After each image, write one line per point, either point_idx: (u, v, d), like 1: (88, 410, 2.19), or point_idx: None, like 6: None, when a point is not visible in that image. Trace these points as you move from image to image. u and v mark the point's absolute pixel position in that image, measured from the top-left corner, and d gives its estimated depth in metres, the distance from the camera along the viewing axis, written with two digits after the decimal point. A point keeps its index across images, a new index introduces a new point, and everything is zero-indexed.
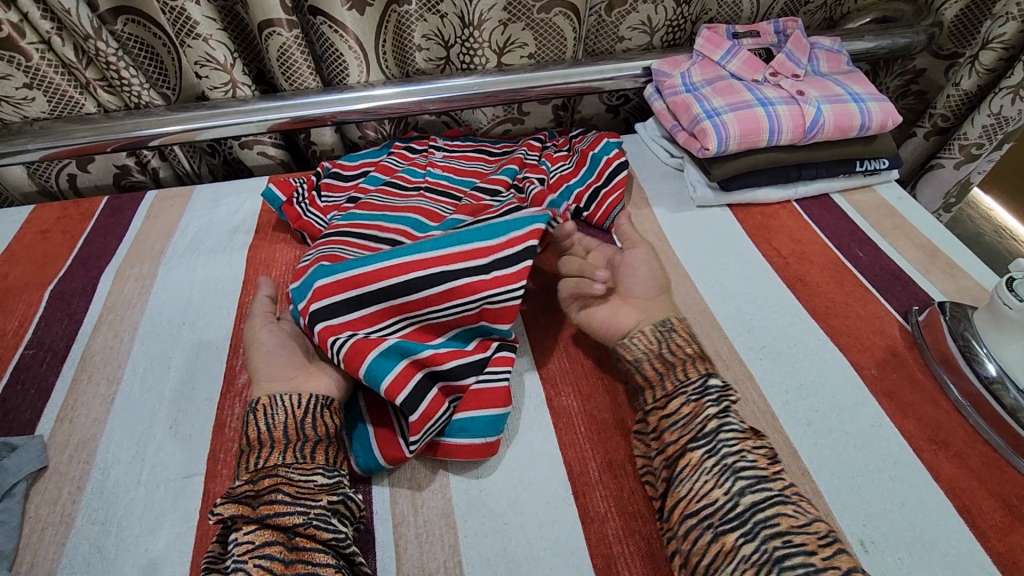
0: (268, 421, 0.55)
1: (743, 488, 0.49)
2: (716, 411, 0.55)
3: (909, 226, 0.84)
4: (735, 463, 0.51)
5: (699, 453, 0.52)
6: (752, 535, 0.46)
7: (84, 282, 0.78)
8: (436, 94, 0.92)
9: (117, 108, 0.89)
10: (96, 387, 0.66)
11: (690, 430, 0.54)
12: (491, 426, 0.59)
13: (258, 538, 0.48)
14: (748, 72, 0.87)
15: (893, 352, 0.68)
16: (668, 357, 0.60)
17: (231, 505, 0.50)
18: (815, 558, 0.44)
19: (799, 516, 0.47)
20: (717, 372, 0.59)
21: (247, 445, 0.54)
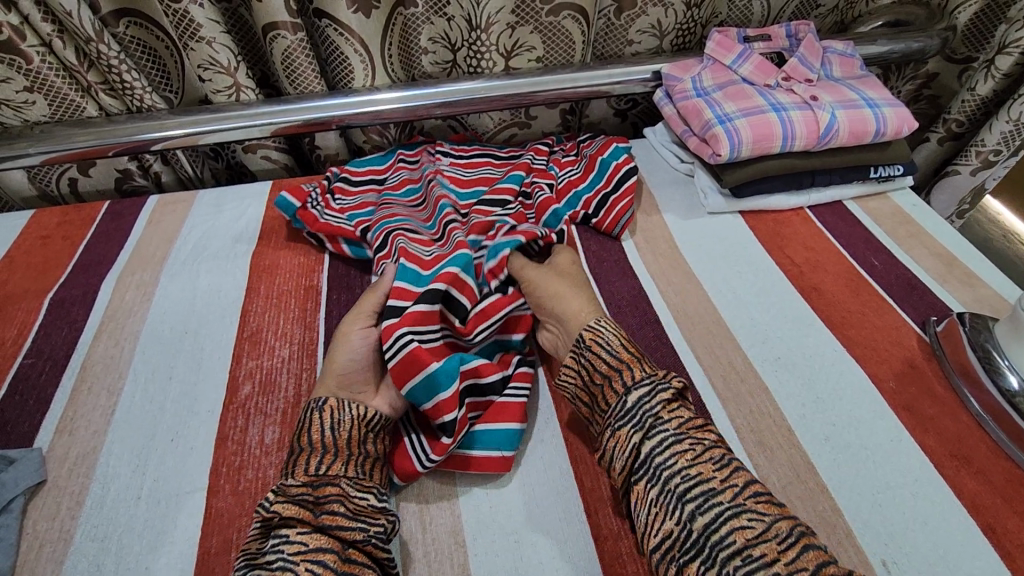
0: (333, 426, 0.54)
1: (692, 512, 0.46)
2: (644, 427, 0.51)
3: (924, 234, 0.82)
4: (677, 485, 0.47)
5: (641, 485, 0.49)
6: (710, 562, 0.43)
7: (85, 290, 0.77)
8: (442, 98, 0.90)
9: (118, 112, 0.87)
10: (96, 398, 0.65)
11: (627, 461, 0.51)
12: (509, 441, 0.59)
13: (312, 541, 0.46)
14: (760, 77, 0.86)
15: (911, 364, 0.67)
16: (593, 381, 0.57)
17: (290, 506, 0.48)
18: (777, 568, 0.41)
19: (757, 525, 0.44)
20: (640, 378, 0.54)
21: (309, 446, 0.53)
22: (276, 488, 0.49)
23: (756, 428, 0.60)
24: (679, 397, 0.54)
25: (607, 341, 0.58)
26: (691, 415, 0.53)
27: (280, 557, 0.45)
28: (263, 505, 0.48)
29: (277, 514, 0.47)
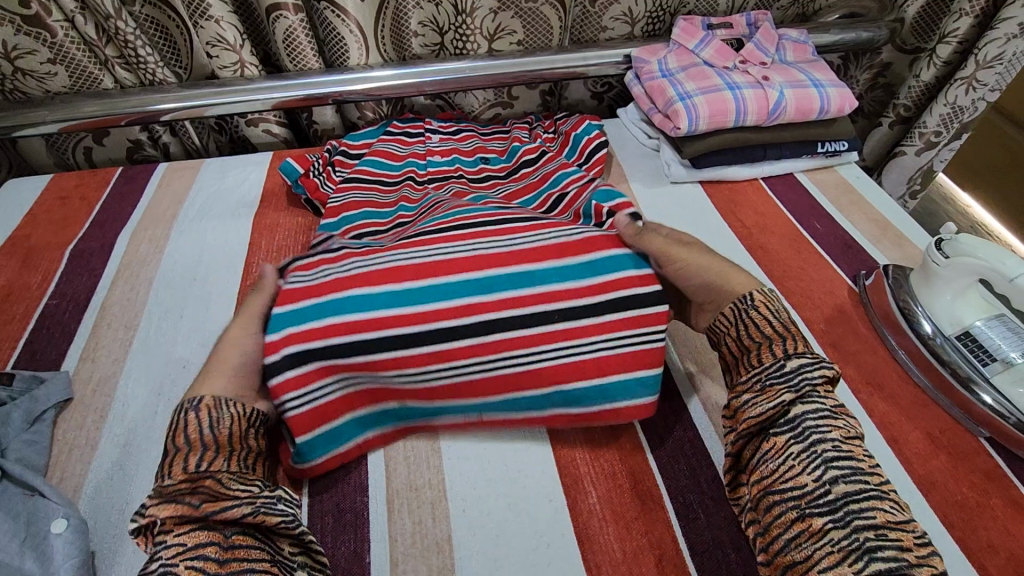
0: (211, 423, 0.51)
1: (834, 477, 0.46)
2: (804, 391, 0.52)
3: (864, 202, 0.91)
4: (824, 449, 0.48)
5: (784, 437, 0.50)
6: (841, 523, 0.44)
7: (103, 243, 0.84)
8: (430, 76, 0.98)
9: (132, 84, 0.95)
10: (115, 332, 0.73)
11: (769, 415, 0.52)
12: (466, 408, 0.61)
13: (192, 539, 0.44)
14: (719, 60, 0.94)
15: (840, 309, 0.75)
16: (750, 338, 0.57)
17: (168, 507, 0.45)
18: (907, 555, 0.42)
19: (896, 512, 0.45)
20: (802, 351, 0.54)
21: (184, 444, 0.50)
22: (153, 490, 0.47)
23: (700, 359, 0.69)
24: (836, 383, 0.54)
25: (777, 310, 0.58)
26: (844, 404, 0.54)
27: (155, 562, 0.43)
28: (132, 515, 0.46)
29: (160, 516, 0.45)
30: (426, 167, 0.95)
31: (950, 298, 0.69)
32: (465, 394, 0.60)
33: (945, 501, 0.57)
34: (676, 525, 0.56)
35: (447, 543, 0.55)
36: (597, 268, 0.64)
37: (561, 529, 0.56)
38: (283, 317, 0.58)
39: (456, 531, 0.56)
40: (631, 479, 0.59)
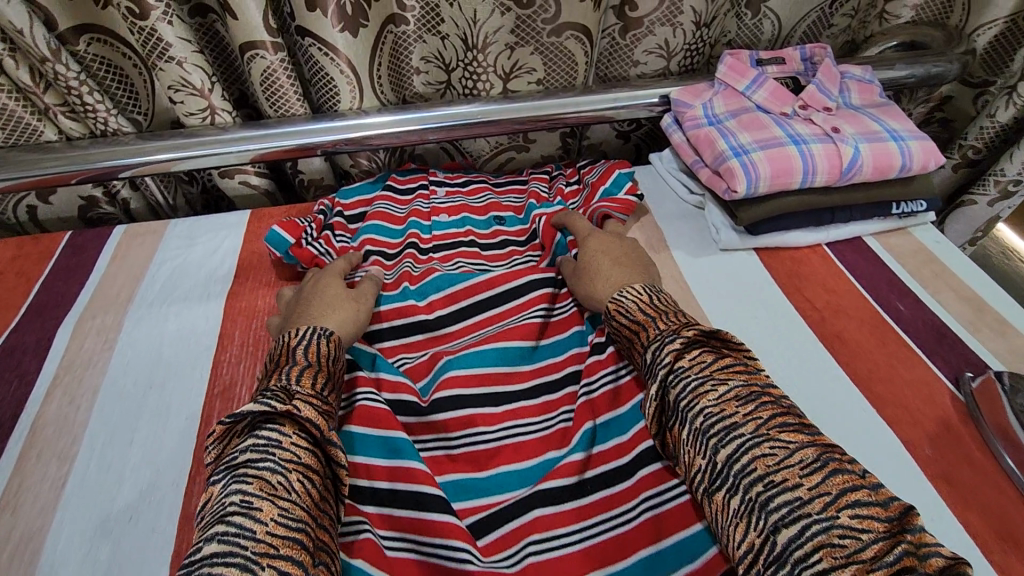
0: (328, 358, 0.57)
1: (716, 445, 0.48)
2: (663, 375, 0.54)
3: (949, 274, 0.77)
4: (705, 424, 0.49)
5: (677, 430, 0.52)
6: (736, 488, 0.45)
7: (39, 336, 0.69)
8: (436, 123, 0.84)
9: (80, 135, 0.80)
10: (45, 466, 0.58)
11: (657, 410, 0.55)
12: None
13: (302, 456, 0.47)
14: (775, 104, 0.80)
15: (946, 425, 0.61)
16: (625, 338, 0.61)
17: (310, 409, 0.49)
18: (800, 493, 0.43)
19: (779, 453, 0.45)
20: (662, 330, 0.57)
21: (309, 362, 0.55)
22: (283, 390, 0.51)
23: None
24: (695, 343, 0.55)
25: (626, 308, 0.61)
26: (716, 357, 0.54)
27: (271, 461, 0.45)
28: (270, 401, 0.49)
29: (298, 410, 0.49)
30: (430, 230, 0.81)
31: None
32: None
33: None
34: None
35: None
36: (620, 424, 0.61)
37: None
38: (360, 441, 0.58)
39: None
40: None
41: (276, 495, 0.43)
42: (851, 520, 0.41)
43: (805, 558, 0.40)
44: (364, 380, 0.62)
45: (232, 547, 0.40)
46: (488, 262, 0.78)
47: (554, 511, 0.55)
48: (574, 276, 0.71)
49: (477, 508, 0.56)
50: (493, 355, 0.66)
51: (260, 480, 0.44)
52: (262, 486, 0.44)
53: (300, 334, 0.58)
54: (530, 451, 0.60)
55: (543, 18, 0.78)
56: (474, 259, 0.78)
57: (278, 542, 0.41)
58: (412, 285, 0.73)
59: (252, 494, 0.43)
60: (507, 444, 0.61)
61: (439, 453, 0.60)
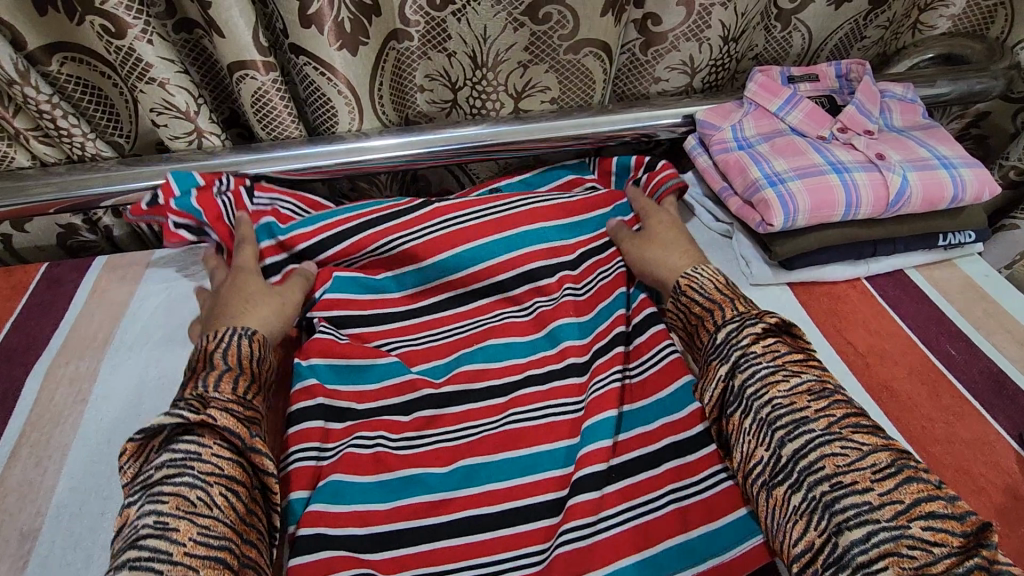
0: (256, 358, 0.57)
1: (782, 438, 0.48)
2: (734, 359, 0.54)
3: (1002, 313, 0.71)
4: (770, 415, 0.50)
5: (737, 416, 0.52)
6: (799, 484, 0.46)
7: (7, 386, 0.63)
8: (442, 146, 0.77)
9: (56, 161, 0.73)
10: (6, 543, 0.52)
11: (716, 395, 0.54)
12: None
13: (226, 467, 0.48)
14: (812, 127, 0.73)
15: (1013, 495, 0.55)
16: (691, 323, 0.62)
17: (226, 416, 0.50)
18: (870, 497, 0.43)
19: (849, 455, 0.46)
20: (730, 317, 0.57)
21: (233, 366, 0.54)
22: (200, 396, 0.50)
23: None
24: (773, 333, 0.55)
25: (700, 285, 0.61)
26: (790, 351, 0.54)
27: (190, 475, 0.46)
28: (184, 411, 0.49)
29: (213, 420, 0.49)
30: None
31: None
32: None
33: None
34: None
35: None
36: (652, 409, 0.61)
37: None
38: (333, 487, 0.55)
39: None
40: None
41: (195, 513, 0.44)
42: (923, 532, 0.41)
43: (869, 563, 0.41)
44: (346, 428, 0.61)
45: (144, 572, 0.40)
46: (559, 218, 0.75)
47: (585, 513, 0.53)
48: (640, 246, 0.72)
49: (491, 498, 0.56)
50: (500, 350, 0.67)
51: (177, 499, 0.44)
52: (180, 503, 0.44)
53: (222, 336, 0.56)
54: (555, 439, 0.60)
55: (559, 35, 0.72)
56: (538, 220, 0.73)
57: (198, 564, 0.42)
58: (368, 308, 0.70)
59: (167, 514, 0.43)
60: (541, 423, 0.61)
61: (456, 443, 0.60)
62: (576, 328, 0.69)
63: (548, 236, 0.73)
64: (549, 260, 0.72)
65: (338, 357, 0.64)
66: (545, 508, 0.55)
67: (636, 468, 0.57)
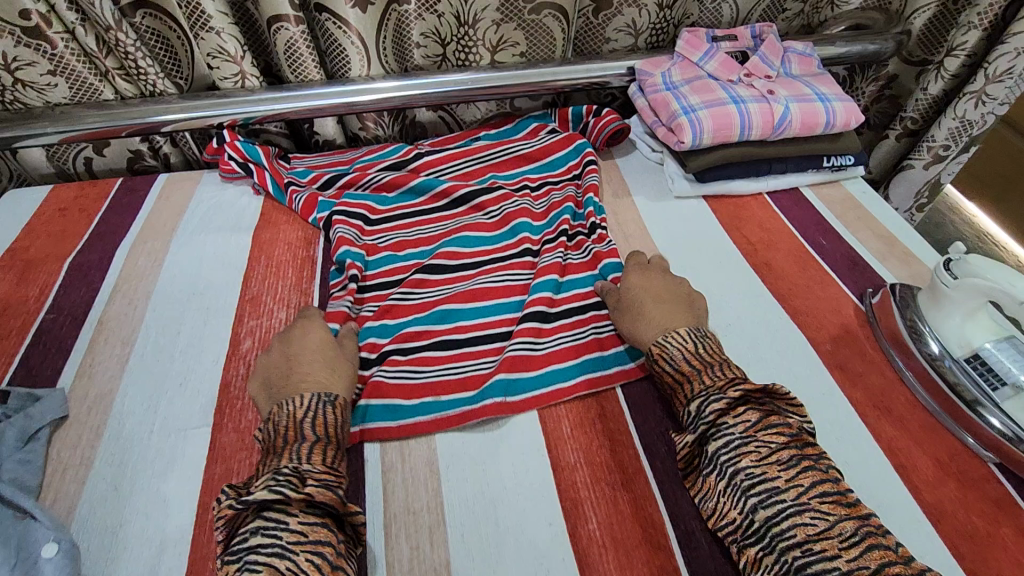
0: (338, 422, 0.60)
1: (754, 505, 0.51)
2: (707, 430, 0.56)
3: (870, 218, 0.90)
4: (742, 482, 0.52)
5: (711, 479, 0.55)
6: (770, 549, 0.49)
7: (101, 255, 0.84)
8: (432, 88, 0.97)
9: (132, 95, 0.94)
10: (112, 347, 0.72)
11: (689, 454, 0.58)
12: (501, 389, 0.67)
13: (311, 532, 0.49)
14: (723, 73, 0.93)
15: (846, 329, 0.74)
16: (666, 386, 0.64)
17: (322, 490, 0.51)
18: (838, 563, 0.45)
19: (820, 522, 0.48)
20: (699, 388, 0.59)
21: (322, 436, 0.57)
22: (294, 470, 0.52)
23: None
24: (741, 401, 0.57)
25: (672, 355, 0.63)
26: (760, 415, 0.56)
27: (279, 544, 0.47)
28: (283, 487, 0.50)
29: (313, 497, 0.50)
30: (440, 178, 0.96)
31: (960, 321, 0.67)
32: (499, 372, 0.69)
33: (953, 531, 0.56)
34: (680, 560, 0.55)
35: (445, 570, 0.54)
36: (582, 281, 0.81)
37: (562, 553, 0.55)
38: (374, 328, 0.75)
39: (455, 557, 0.55)
40: (633, 505, 0.59)
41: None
42: None
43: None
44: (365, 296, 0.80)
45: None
46: (521, 166, 1.00)
47: (525, 334, 0.73)
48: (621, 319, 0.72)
49: (458, 329, 0.76)
50: (475, 239, 0.87)
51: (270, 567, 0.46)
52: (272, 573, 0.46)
53: (306, 403, 0.59)
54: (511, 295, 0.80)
55: None
56: (507, 170, 0.99)
57: None
58: (371, 213, 0.91)
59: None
60: (501, 286, 0.81)
61: (436, 299, 0.80)
62: (533, 225, 0.89)
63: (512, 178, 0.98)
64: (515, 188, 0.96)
65: (355, 246, 0.85)
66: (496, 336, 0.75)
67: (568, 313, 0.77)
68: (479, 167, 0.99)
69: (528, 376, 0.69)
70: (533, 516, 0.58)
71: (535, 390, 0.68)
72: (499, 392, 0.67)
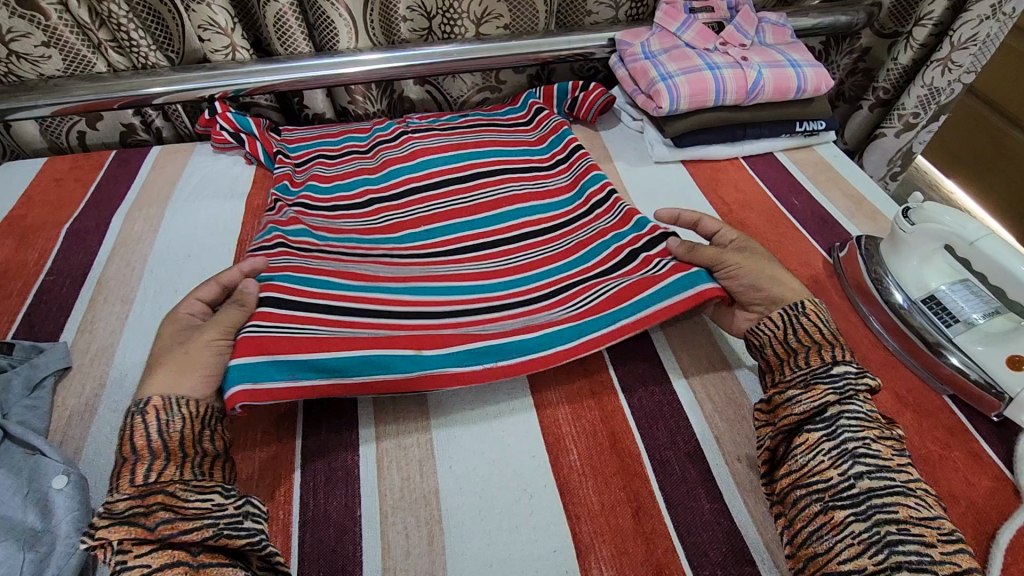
0: (160, 428, 0.52)
1: (861, 472, 0.50)
2: (847, 394, 0.54)
3: (841, 179, 0.94)
4: (856, 448, 0.51)
5: (816, 434, 0.53)
6: (864, 516, 0.47)
7: (98, 222, 0.86)
8: (419, 59, 1.00)
9: (125, 68, 0.97)
10: (111, 305, 0.74)
11: (806, 412, 0.55)
12: (497, 351, 0.64)
13: (153, 562, 0.45)
14: (700, 42, 0.96)
15: (814, 280, 0.78)
16: (795, 342, 0.60)
17: (119, 527, 0.46)
18: (932, 550, 0.45)
19: (921, 509, 0.47)
20: (848, 359, 0.57)
21: (138, 454, 0.50)
22: (100, 508, 0.47)
23: (681, 334, 0.73)
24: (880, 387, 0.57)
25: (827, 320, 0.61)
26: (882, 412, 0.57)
27: None
28: (83, 535, 0.45)
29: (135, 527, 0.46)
30: (433, 146, 0.97)
31: (918, 263, 0.70)
32: (495, 339, 0.65)
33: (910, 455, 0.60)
34: (654, 484, 0.58)
35: (434, 497, 0.57)
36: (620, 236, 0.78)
37: (545, 480, 0.58)
38: (299, 279, 0.68)
39: (443, 486, 0.58)
40: (611, 438, 0.62)
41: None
42: None
43: None
44: (274, 252, 0.73)
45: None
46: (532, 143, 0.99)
47: (539, 307, 0.71)
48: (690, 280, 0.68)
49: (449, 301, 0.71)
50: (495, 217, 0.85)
51: None
52: None
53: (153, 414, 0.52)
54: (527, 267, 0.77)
55: None
56: (510, 144, 0.98)
57: None
58: (372, 173, 0.93)
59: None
60: (521, 263, 0.78)
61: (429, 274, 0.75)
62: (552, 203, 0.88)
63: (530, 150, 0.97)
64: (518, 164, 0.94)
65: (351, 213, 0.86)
66: (487, 299, 0.72)
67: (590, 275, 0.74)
68: (482, 139, 0.98)
69: (523, 341, 0.65)
70: (516, 450, 0.61)
71: (531, 353, 0.64)
72: (489, 358, 0.63)
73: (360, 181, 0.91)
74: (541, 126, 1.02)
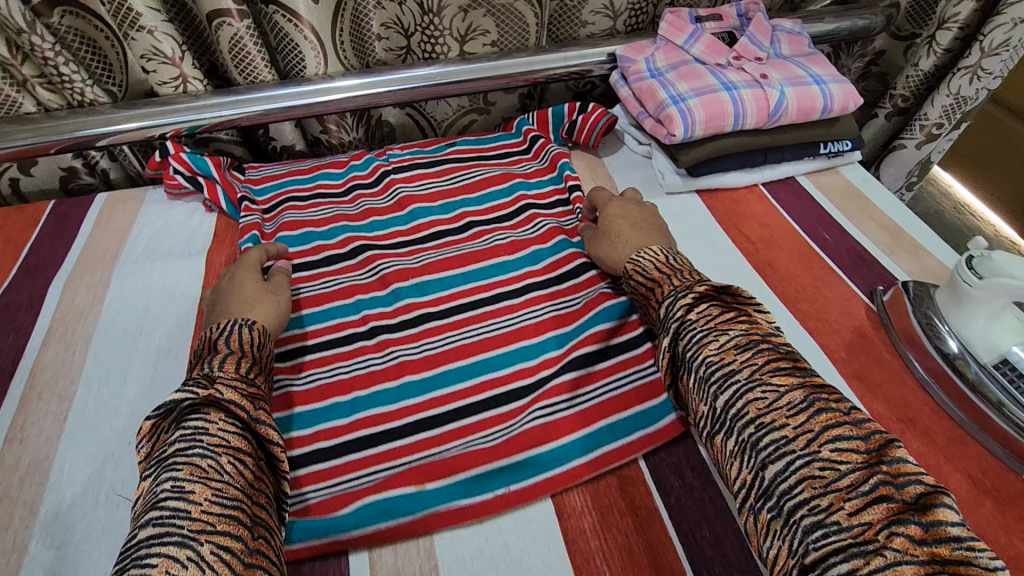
0: (253, 343, 0.56)
1: (715, 393, 0.46)
2: (675, 328, 0.52)
3: (872, 207, 0.85)
4: (704, 371, 0.48)
5: (684, 379, 0.50)
6: (732, 431, 0.45)
7: (32, 293, 0.74)
8: (398, 85, 0.88)
9: (58, 106, 0.84)
10: (47, 404, 0.63)
11: (669, 362, 0.52)
12: (528, 469, 0.57)
13: (233, 439, 0.45)
14: (711, 56, 0.86)
15: (859, 333, 0.69)
16: (645, 297, 0.60)
17: (235, 393, 0.48)
18: (787, 433, 0.42)
19: (769, 395, 0.44)
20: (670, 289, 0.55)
21: (236, 349, 0.54)
22: (205, 375, 0.49)
23: None
24: (706, 295, 0.53)
25: (644, 267, 0.60)
26: (728, 310, 0.51)
27: (201, 446, 0.43)
28: (193, 387, 0.47)
29: (222, 394, 0.47)
30: (416, 189, 0.86)
31: (985, 321, 0.62)
32: (500, 456, 0.58)
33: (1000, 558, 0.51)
34: None
35: None
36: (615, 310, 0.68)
37: None
38: (303, 416, 0.60)
39: None
40: (650, 552, 0.52)
41: (210, 477, 0.41)
42: None
43: None
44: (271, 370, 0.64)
45: (168, 528, 0.38)
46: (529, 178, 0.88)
47: (547, 395, 0.62)
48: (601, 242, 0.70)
49: (449, 396, 0.62)
50: (490, 270, 0.75)
51: (191, 466, 0.42)
52: (194, 470, 0.41)
53: (223, 326, 0.56)
54: (523, 334, 0.68)
55: None
56: (504, 180, 0.87)
57: (213, 520, 0.39)
58: (354, 220, 0.82)
59: (183, 479, 0.41)
60: (517, 328, 0.68)
61: (427, 355, 0.66)
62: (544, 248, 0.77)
63: (528, 188, 0.86)
64: (512, 208, 0.83)
65: (336, 267, 0.76)
66: (487, 394, 0.62)
67: (584, 359, 0.64)
68: (472, 177, 0.88)
69: (540, 453, 0.58)
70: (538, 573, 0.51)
71: (543, 473, 0.56)
72: (499, 482, 0.56)
73: (341, 230, 0.80)
74: (537, 157, 0.92)
